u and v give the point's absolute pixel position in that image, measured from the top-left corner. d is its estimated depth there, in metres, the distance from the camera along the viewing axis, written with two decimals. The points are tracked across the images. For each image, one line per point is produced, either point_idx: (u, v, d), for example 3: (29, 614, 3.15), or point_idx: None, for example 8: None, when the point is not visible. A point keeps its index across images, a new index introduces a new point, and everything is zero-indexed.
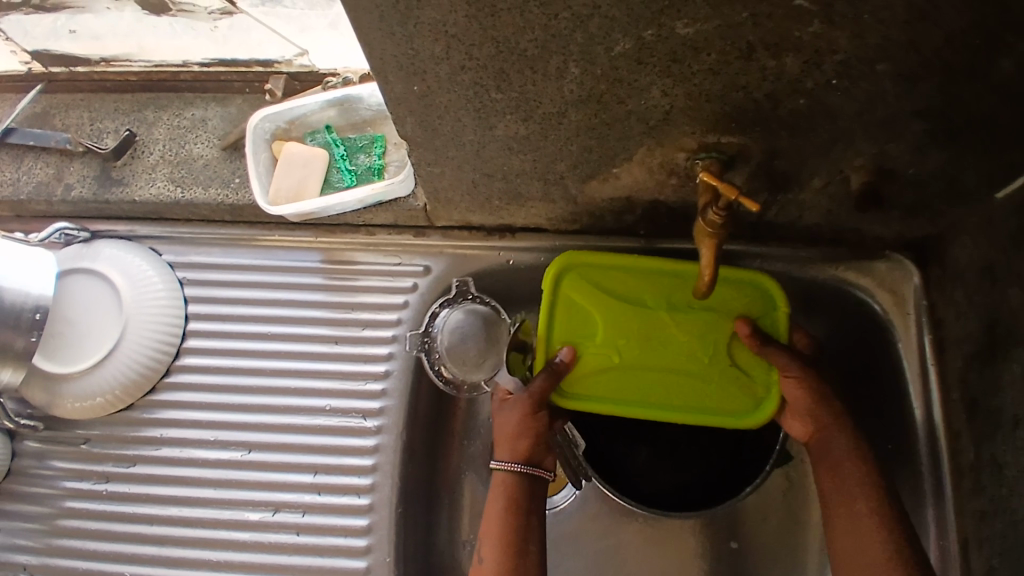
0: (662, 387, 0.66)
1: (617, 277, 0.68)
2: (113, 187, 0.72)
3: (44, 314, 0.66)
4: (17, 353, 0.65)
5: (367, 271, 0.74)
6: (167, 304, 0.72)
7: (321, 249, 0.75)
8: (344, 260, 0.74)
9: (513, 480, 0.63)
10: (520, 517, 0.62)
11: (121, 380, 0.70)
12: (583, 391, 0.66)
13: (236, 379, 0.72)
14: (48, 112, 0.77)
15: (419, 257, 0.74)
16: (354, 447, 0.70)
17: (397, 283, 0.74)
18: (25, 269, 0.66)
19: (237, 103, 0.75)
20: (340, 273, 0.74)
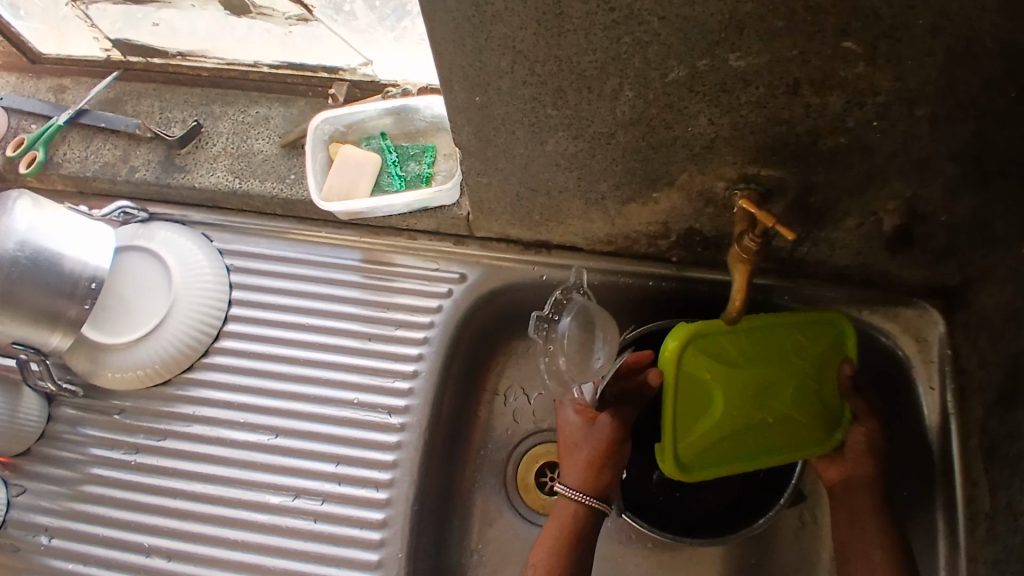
0: (759, 438, 0.67)
1: (731, 342, 0.66)
2: (176, 174, 0.77)
3: (98, 285, 0.70)
4: (70, 321, 0.69)
5: (406, 274, 0.77)
6: (214, 288, 0.76)
7: (363, 249, 0.78)
8: (385, 261, 0.78)
9: (582, 510, 0.66)
10: (578, 552, 0.64)
11: (162, 356, 0.73)
12: (707, 458, 0.67)
13: (271, 367, 0.75)
14: (121, 98, 0.82)
15: (457, 265, 0.77)
16: (377, 441, 0.72)
17: (433, 287, 0.76)
18: (88, 242, 0.70)
19: (300, 105, 0.79)
20: (380, 273, 0.77)
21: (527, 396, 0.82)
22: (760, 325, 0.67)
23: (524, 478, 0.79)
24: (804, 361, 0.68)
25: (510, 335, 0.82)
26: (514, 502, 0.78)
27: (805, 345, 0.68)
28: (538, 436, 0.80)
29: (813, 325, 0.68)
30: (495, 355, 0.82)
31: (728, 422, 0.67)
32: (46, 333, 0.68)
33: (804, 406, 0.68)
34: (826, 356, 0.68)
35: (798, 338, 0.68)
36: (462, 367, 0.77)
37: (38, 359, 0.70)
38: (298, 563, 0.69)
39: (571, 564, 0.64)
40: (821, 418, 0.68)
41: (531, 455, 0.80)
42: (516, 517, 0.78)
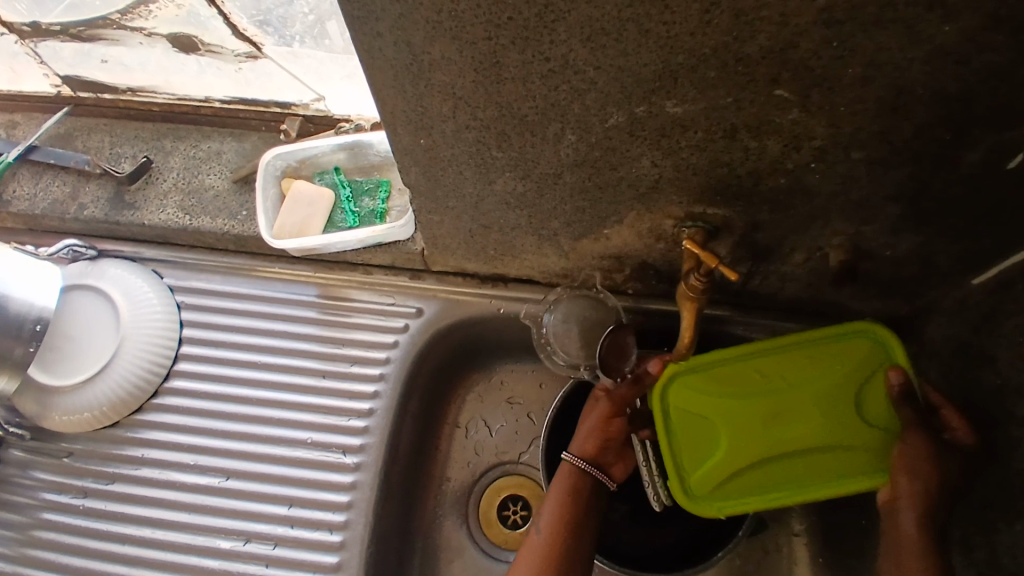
0: (791, 472, 0.62)
1: (725, 373, 0.65)
2: (125, 210, 0.76)
3: (44, 326, 0.68)
4: (16, 362, 0.67)
5: (362, 309, 0.76)
6: (164, 325, 0.74)
7: (318, 284, 0.77)
8: (340, 297, 0.77)
9: (579, 471, 0.67)
10: (581, 506, 0.65)
11: (110, 397, 0.71)
12: (718, 496, 0.63)
13: (222, 407, 0.73)
14: (71, 134, 0.80)
15: (413, 299, 0.76)
16: (332, 482, 0.70)
17: (389, 322, 0.76)
18: (34, 282, 0.68)
19: (252, 140, 0.78)
20: (336, 308, 0.76)
21: (488, 429, 0.81)
22: (761, 350, 0.65)
23: (486, 513, 0.78)
24: (823, 379, 0.63)
25: (470, 368, 0.82)
26: (476, 539, 0.77)
27: (832, 364, 0.63)
28: (500, 469, 0.79)
29: (823, 340, 0.64)
30: (455, 388, 0.81)
31: (743, 455, 0.63)
32: None
33: (834, 428, 0.61)
34: (848, 369, 0.63)
35: (810, 356, 0.64)
36: (421, 402, 0.77)
37: None
38: None
39: (573, 520, 0.64)
40: (856, 438, 0.61)
41: (492, 489, 0.79)
42: (478, 553, 0.76)
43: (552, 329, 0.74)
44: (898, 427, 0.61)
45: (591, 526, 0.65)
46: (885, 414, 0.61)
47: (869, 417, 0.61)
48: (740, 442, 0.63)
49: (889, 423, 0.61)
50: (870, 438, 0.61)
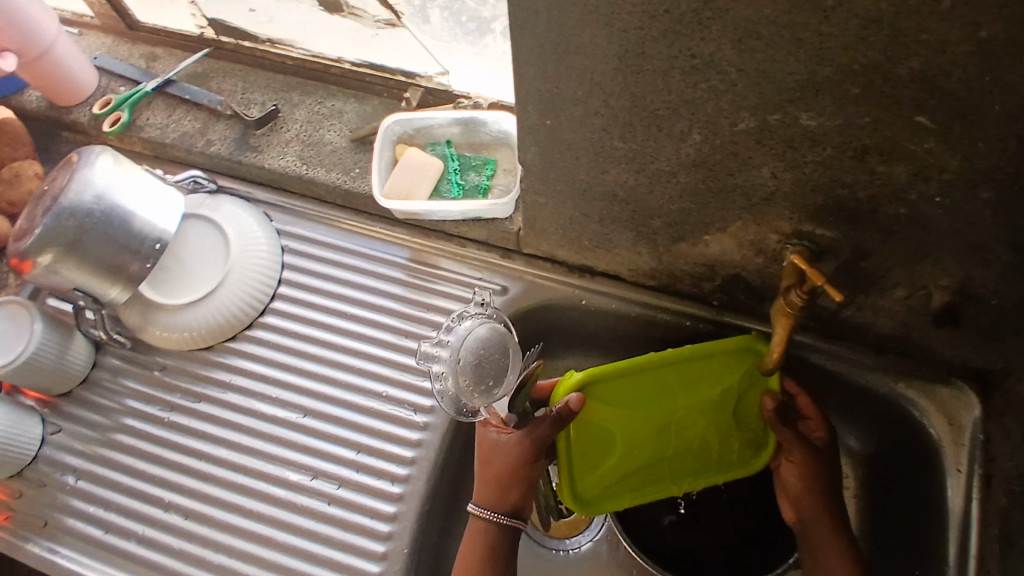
0: (675, 466, 0.74)
1: (626, 385, 0.69)
2: (248, 152, 0.80)
3: (162, 246, 0.72)
4: (131, 276, 0.71)
5: (450, 278, 0.79)
6: (267, 264, 0.79)
7: (412, 249, 0.81)
8: (430, 263, 0.80)
9: (495, 527, 0.67)
10: (497, 561, 0.66)
11: (209, 322, 0.76)
12: (614, 490, 0.73)
13: (309, 348, 0.77)
14: (207, 74, 0.86)
15: (500, 276, 0.79)
16: (399, 437, 0.73)
17: (474, 295, 0.78)
18: (158, 204, 0.72)
19: (374, 104, 0.82)
20: (424, 273, 0.79)
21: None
22: (655, 364, 0.69)
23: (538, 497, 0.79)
24: (709, 393, 0.71)
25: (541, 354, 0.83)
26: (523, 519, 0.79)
27: (714, 378, 0.70)
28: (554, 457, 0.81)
29: (710, 355, 0.69)
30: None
31: (641, 451, 0.73)
32: (106, 284, 0.70)
33: (711, 432, 0.73)
34: (730, 384, 0.70)
35: (697, 370, 0.70)
36: None
37: (94, 307, 0.73)
38: (308, 542, 0.70)
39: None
40: (724, 439, 0.73)
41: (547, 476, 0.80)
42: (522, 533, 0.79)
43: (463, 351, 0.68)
44: (769, 431, 0.73)
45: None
46: (752, 416, 0.73)
47: (739, 421, 0.73)
48: (639, 441, 0.73)
49: (753, 426, 0.73)
50: (737, 438, 0.73)
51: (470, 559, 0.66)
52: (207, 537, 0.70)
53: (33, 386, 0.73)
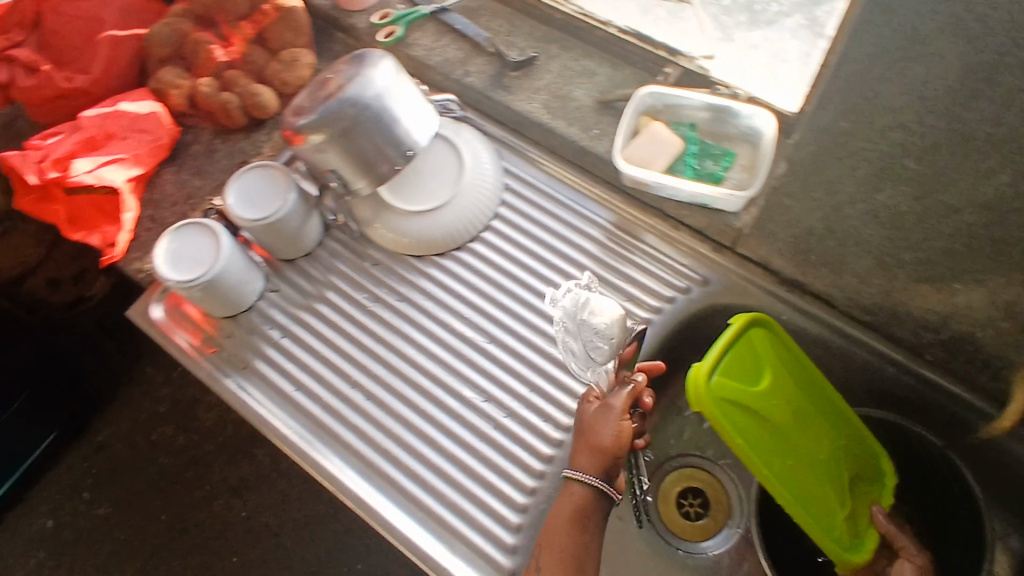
0: (785, 471, 0.68)
1: (790, 366, 0.71)
2: (501, 90, 0.85)
3: (411, 154, 0.77)
4: (379, 175, 0.77)
5: (646, 253, 0.81)
6: (490, 198, 0.84)
7: (615, 214, 0.83)
8: (629, 234, 0.82)
9: (589, 493, 0.66)
10: (586, 529, 0.66)
11: (430, 235, 0.82)
12: (721, 415, 0.66)
13: (508, 283, 0.81)
14: (479, 11, 0.90)
15: (704, 268, 0.80)
16: (571, 388, 0.76)
17: (675, 280, 0.80)
18: (417, 116, 0.77)
19: (627, 73, 0.83)
20: (619, 240, 0.81)
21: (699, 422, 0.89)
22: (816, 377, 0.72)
23: (667, 492, 0.86)
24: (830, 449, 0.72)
25: None
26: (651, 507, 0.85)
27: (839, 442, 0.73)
28: None
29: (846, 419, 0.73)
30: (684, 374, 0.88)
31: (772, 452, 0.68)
32: (354, 174, 0.77)
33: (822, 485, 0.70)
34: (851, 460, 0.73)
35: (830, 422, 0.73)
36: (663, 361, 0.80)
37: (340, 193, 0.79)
38: (467, 455, 0.74)
39: (578, 547, 0.65)
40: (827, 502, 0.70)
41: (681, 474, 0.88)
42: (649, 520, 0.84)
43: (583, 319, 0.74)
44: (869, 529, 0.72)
45: (595, 548, 0.66)
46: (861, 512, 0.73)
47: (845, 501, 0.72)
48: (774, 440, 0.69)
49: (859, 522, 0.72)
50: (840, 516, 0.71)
51: (560, 524, 0.66)
52: (380, 421, 0.76)
53: (266, 242, 0.80)
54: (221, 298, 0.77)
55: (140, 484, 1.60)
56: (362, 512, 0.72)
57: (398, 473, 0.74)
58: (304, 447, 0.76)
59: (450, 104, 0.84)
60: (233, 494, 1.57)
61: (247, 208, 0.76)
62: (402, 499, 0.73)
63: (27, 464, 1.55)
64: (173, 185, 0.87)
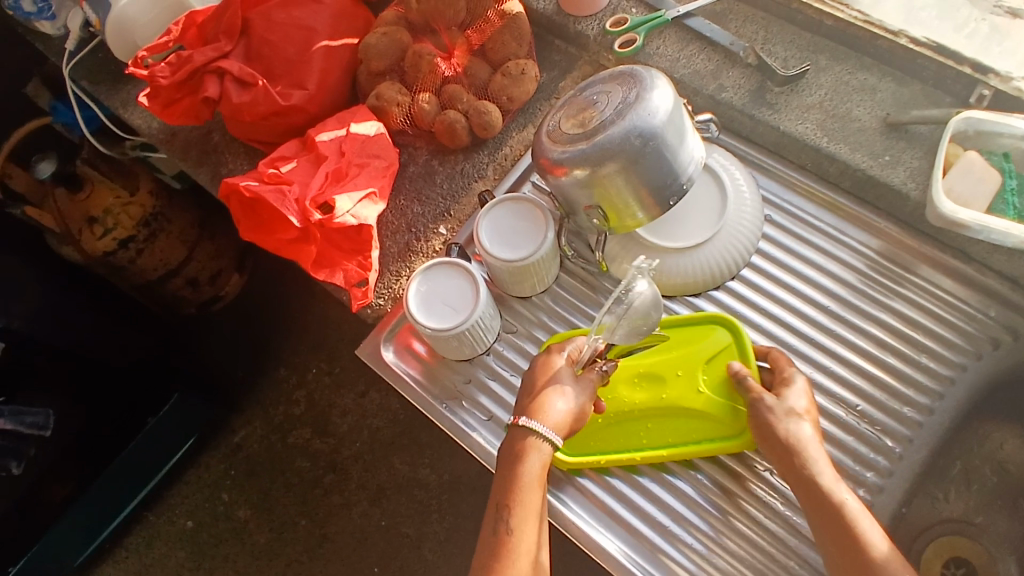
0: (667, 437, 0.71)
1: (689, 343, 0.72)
2: (764, 108, 0.75)
3: (686, 188, 0.68)
4: (648, 211, 0.69)
5: (922, 285, 0.75)
6: (751, 231, 0.74)
7: (894, 247, 0.76)
8: (905, 266, 0.76)
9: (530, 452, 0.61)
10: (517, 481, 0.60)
11: (689, 275, 0.74)
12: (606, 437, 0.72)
13: (784, 335, 0.73)
14: (726, 14, 0.80)
15: (998, 310, 0.74)
16: (863, 457, 0.70)
17: (970, 327, 0.74)
18: (693, 148, 0.67)
19: (916, 89, 0.73)
20: (891, 274, 0.75)
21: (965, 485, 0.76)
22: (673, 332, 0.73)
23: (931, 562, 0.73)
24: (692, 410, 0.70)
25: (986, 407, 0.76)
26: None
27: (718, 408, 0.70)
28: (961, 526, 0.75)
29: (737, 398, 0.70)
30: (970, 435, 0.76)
31: (633, 448, 0.71)
32: (618, 210, 0.69)
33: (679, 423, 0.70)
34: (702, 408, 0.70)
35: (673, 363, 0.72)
36: (960, 419, 0.74)
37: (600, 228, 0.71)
38: (757, 530, 0.69)
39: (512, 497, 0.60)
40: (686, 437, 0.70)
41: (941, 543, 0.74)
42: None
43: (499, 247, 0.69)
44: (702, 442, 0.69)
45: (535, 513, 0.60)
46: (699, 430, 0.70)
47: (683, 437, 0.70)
48: (620, 427, 0.72)
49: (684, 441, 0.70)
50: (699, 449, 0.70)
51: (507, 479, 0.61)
52: (655, 492, 0.71)
53: (505, 280, 0.73)
54: (464, 347, 0.70)
55: (279, 487, 1.36)
56: (597, 561, 0.68)
57: (665, 547, 0.68)
58: (557, 507, 0.70)
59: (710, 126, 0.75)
60: (371, 501, 1.33)
61: (501, 250, 0.69)
62: (669, 572, 0.67)
63: (164, 470, 1.34)
64: (393, 213, 0.81)
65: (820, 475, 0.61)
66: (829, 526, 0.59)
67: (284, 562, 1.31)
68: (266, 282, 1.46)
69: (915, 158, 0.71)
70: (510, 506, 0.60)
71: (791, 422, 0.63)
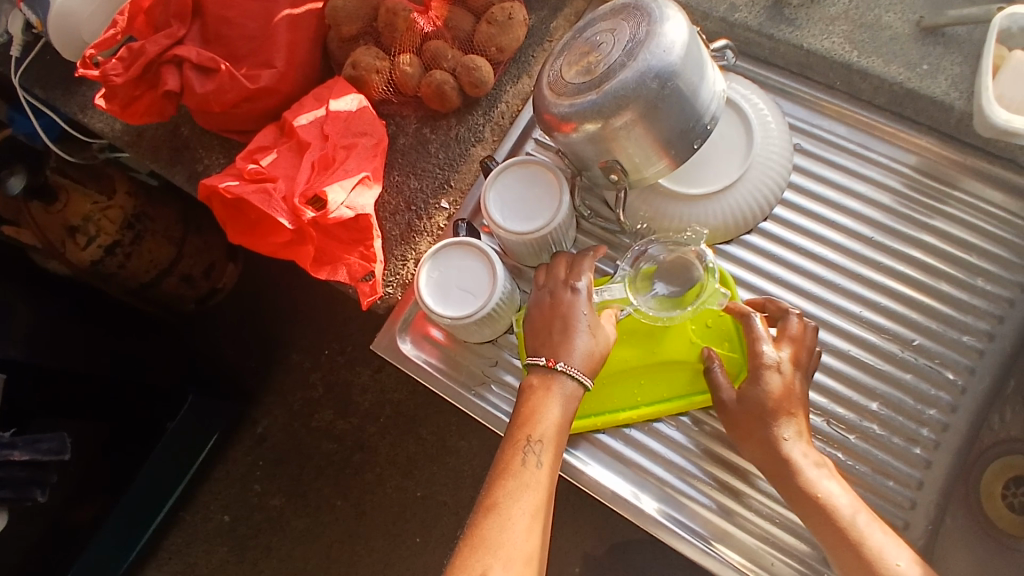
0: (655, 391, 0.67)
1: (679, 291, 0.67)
2: (783, 25, 0.68)
3: (710, 128, 0.62)
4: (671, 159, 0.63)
5: (969, 202, 0.69)
6: (782, 164, 0.68)
7: (933, 161, 0.70)
8: (949, 181, 0.69)
9: (546, 390, 0.58)
10: (534, 410, 0.57)
11: (718, 221, 0.67)
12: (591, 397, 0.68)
13: (826, 273, 0.67)
14: None
15: None
16: (922, 395, 0.65)
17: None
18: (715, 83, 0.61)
19: None
20: (938, 193, 0.69)
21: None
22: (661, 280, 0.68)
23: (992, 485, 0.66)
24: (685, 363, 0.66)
25: None
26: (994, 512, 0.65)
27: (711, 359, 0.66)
28: None
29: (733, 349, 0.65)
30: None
31: (620, 406, 0.67)
32: (637, 162, 0.62)
33: (670, 377, 0.66)
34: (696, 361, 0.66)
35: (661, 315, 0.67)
36: None
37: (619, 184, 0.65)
38: None
39: (523, 423, 0.56)
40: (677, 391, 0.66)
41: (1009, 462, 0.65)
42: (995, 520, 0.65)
43: (510, 221, 0.62)
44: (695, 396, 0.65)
45: (552, 445, 0.55)
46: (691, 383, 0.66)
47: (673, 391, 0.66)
48: (608, 387, 0.67)
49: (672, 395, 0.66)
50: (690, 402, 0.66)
51: (523, 408, 0.57)
52: (694, 449, 0.67)
53: (519, 252, 0.67)
54: (484, 329, 0.65)
55: (310, 472, 1.30)
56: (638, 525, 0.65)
57: (706, 503, 0.65)
58: (595, 480, 0.67)
59: (727, 53, 0.67)
60: (404, 473, 1.28)
61: (513, 222, 0.62)
62: (712, 527, 0.64)
63: (187, 477, 1.28)
64: (389, 192, 0.74)
65: (829, 493, 0.56)
66: (832, 540, 0.55)
67: (326, 543, 1.27)
68: (262, 266, 1.38)
69: (955, 64, 0.65)
70: (540, 439, 0.55)
71: (769, 377, 0.58)
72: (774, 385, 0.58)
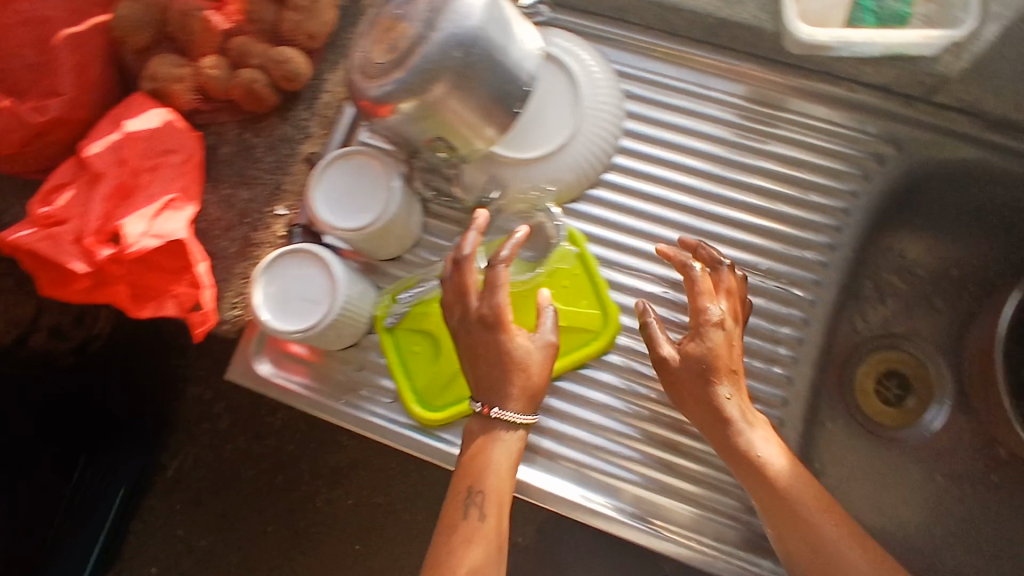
0: None
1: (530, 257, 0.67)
2: None
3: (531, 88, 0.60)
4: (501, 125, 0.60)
5: (795, 122, 0.70)
6: (613, 112, 0.68)
7: (755, 87, 0.70)
8: (776, 104, 0.70)
9: (484, 441, 0.57)
10: (474, 461, 0.57)
11: (561, 180, 0.66)
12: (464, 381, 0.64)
13: (670, 214, 0.68)
14: None
15: (874, 126, 0.69)
16: (776, 315, 0.66)
17: (853, 151, 0.69)
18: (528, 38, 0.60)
19: None
20: (765, 116, 0.70)
21: (881, 300, 0.78)
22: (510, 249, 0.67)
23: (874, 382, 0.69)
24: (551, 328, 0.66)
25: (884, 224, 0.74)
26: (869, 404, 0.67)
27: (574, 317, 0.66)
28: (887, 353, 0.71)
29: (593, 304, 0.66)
30: (873, 252, 0.76)
31: None
32: (465, 132, 0.60)
33: None
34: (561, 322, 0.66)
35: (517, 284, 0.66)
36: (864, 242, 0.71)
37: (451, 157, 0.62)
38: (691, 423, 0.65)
39: (465, 474, 0.57)
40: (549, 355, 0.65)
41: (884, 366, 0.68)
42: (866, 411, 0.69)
43: (341, 217, 0.59)
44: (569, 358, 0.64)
45: (491, 494, 0.55)
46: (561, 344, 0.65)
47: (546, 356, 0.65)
48: None
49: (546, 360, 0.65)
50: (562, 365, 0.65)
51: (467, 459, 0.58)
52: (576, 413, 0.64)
53: (364, 247, 0.63)
54: (342, 333, 0.62)
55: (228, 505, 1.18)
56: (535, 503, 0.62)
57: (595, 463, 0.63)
58: None
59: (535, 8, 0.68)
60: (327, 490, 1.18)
61: (348, 219, 0.59)
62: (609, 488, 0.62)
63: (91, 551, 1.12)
64: (216, 206, 0.67)
65: (765, 453, 0.56)
66: (766, 502, 0.56)
67: None
68: None
69: None
70: (481, 489, 0.55)
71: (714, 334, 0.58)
72: (718, 341, 0.58)
